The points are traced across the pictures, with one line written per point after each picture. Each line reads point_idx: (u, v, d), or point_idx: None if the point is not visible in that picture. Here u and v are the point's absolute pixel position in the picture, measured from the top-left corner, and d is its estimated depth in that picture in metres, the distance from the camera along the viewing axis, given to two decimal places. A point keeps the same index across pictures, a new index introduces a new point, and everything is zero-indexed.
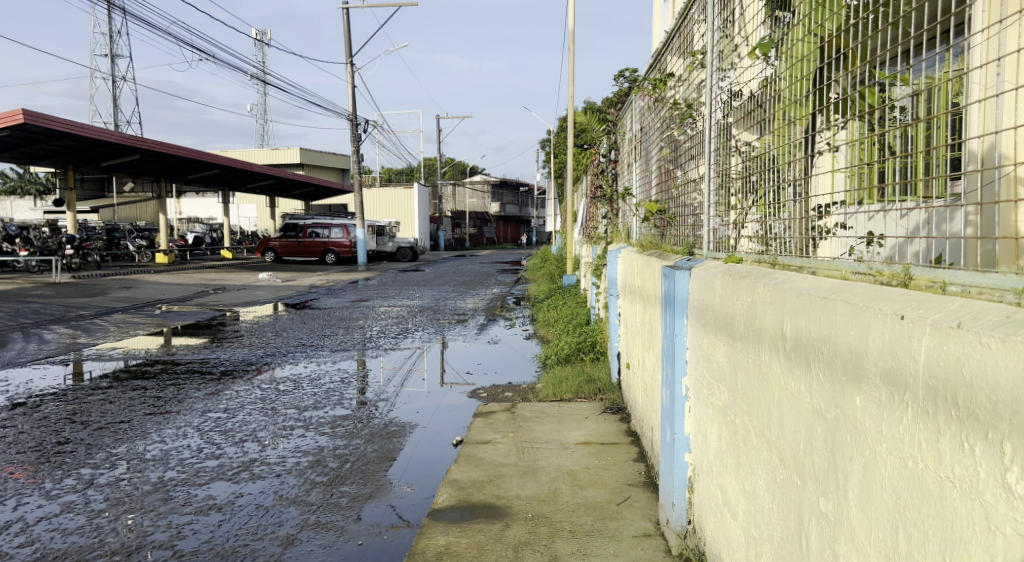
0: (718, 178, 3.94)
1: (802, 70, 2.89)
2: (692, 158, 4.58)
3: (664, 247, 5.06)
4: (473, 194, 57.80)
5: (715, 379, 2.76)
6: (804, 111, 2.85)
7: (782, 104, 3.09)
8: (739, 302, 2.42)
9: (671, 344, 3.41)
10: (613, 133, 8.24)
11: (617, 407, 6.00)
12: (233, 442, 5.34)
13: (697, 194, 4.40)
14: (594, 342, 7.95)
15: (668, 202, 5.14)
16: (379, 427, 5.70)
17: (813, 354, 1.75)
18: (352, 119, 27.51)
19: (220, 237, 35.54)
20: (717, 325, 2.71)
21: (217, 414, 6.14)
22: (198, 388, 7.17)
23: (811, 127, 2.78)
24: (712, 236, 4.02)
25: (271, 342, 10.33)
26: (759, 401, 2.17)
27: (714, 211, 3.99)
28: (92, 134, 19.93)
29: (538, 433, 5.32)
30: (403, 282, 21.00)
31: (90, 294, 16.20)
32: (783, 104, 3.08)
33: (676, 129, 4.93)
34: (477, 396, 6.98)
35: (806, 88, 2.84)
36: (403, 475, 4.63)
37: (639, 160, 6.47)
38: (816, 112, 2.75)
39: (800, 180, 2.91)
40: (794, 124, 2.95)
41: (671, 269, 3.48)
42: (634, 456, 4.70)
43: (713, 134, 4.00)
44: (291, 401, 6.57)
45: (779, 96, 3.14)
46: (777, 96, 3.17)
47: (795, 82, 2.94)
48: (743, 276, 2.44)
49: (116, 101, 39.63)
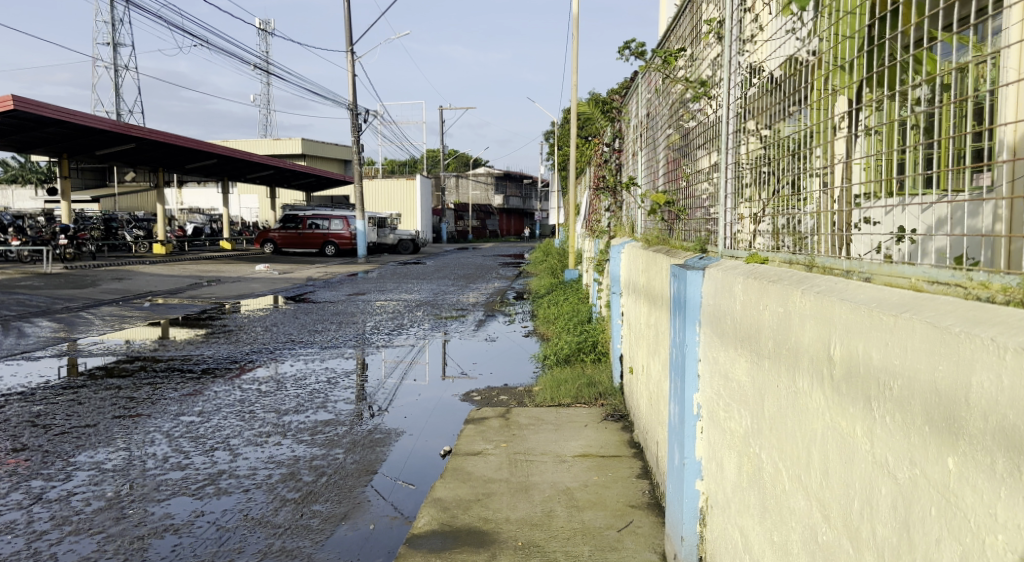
0: (736, 165, 3.49)
1: (852, 26, 2.38)
2: (705, 144, 4.12)
3: (672, 243, 4.62)
4: (475, 186, 57.29)
5: (731, 399, 2.37)
6: (849, 79, 2.36)
7: (816, 75, 2.62)
8: (765, 311, 2.01)
9: (679, 353, 2.98)
10: (617, 121, 7.79)
11: (619, 414, 5.58)
12: (203, 451, 4.94)
13: (710, 185, 3.96)
14: (595, 342, 7.52)
15: (677, 193, 4.69)
16: (362, 434, 5.28)
17: (877, 389, 1.34)
18: (353, 109, 27.05)
19: (220, 228, 35.16)
20: (735, 335, 2.32)
21: (190, 418, 5.75)
22: (175, 389, 6.78)
23: (850, 102, 2.35)
24: (729, 231, 3.57)
25: (259, 338, 9.94)
26: (794, 437, 1.77)
27: (731, 203, 3.54)
28: (84, 121, 19.51)
29: (533, 443, 4.91)
30: (403, 275, 20.56)
31: (80, 285, 15.78)
32: (816, 76, 2.61)
33: (688, 112, 4.47)
34: (471, 399, 6.56)
35: (852, 51, 2.35)
36: (383, 492, 4.22)
37: (645, 148, 6.02)
38: (858, 85, 2.30)
39: (830, 166, 2.49)
40: (830, 99, 2.49)
41: (681, 268, 3.04)
42: (636, 472, 4.28)
43: (731, 116, 3.55)
44: (270, 404, 6.17)
45: (812, 67, 2.68)
46: (811, 67, 2.70)
47: (838, 45, 2.46)
48: (768, 280, 2.03)
49: (116, 89, 39.20)
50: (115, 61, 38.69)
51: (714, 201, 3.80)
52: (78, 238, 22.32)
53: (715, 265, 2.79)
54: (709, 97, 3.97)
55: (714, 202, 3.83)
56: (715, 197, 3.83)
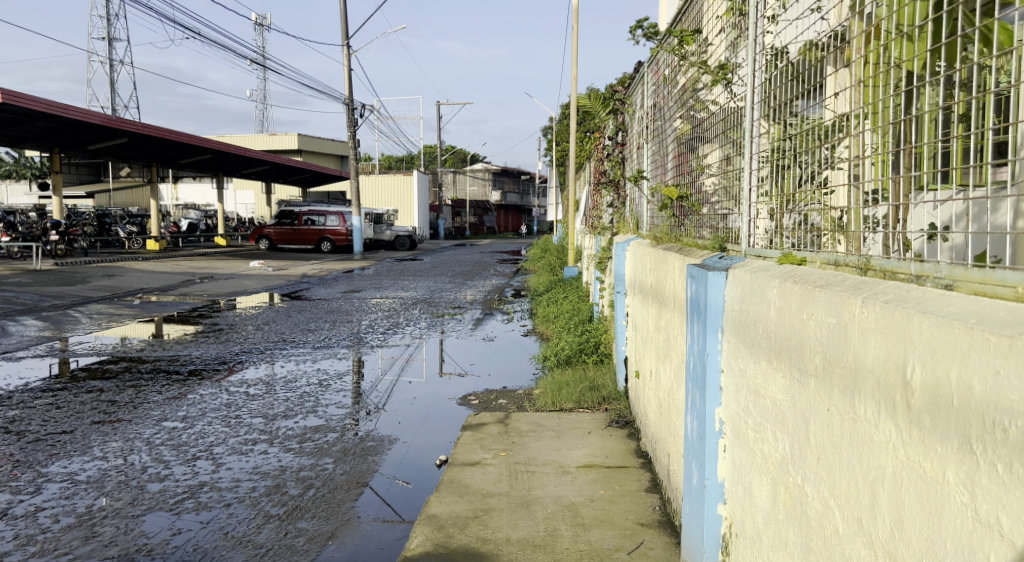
0: (762, 155, 3.18)
1: None
2: (723, 132, 3.83)
3: (684, 241, 4.33)
4: (473, 182, 56.95)
5: (761, 417, 2.10)
6: (913, 52, 2.05)
7: (867, 48, 2.31)
8: (809, 320, 1.74)
9: (698, 362, 2.70)
10: (620, 112, 7.51)
11: (625, 420, 5.31)
12: (184, 460, 4.66)
13: (730, 176, 3.65)
14: (597, 343, 7.25)
15: (690, 187, 4.40)
16: (353, 442, 5.00)
17: (986, 428, 1.12)
18: (349, 103, 26.73)
19: (214, 224, 34.81)
20: (767, 347, 2.05)
21: (173, 424, 5.47)
22: (159, 392, 6.49)
23: (912, 77, 2.05)
24: (752, 227, 3.27)
25: (250, 337, 9.65)
26: (850, 474, 1.51)
27: (755, 197, 3.23)
28: (75, 115, 19.17)
29: (534, 452, 4.64)
30: (399, 272, 20.26)
31: (69, 282, 15.45)
32: (868, 50, 2.30)
33: (703, 99, 4.16)
34: (469, 403, 6.28)
35: (915, 17, 2.06)
36: (375, 507, 3.95)
37: (651, 140, 5.74)
38: (925, 58, 2.00)
39: (879, 151, 2.21)
40: (886, 75, 2.19)
41: (699, 269, 2.76)
42: (646, 485, 4.00)
43: (756, 99, 3.24)
44: (258, 409, 5.89)
45: (862, 39, 2.36)
46: (861, 39, 2.38)
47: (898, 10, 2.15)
48: (813, 285, 1.77)
49: (110, 84, 38.84)
50: (110, 55, 38.32)
51: (736, 194, 3.49)
52: (69, 235, 21.97)
53: (738, 266, 2.52)
54: (729, 81, 3.66)
55: (735, 195, 3.51)
56: (736, 189, 3.52)
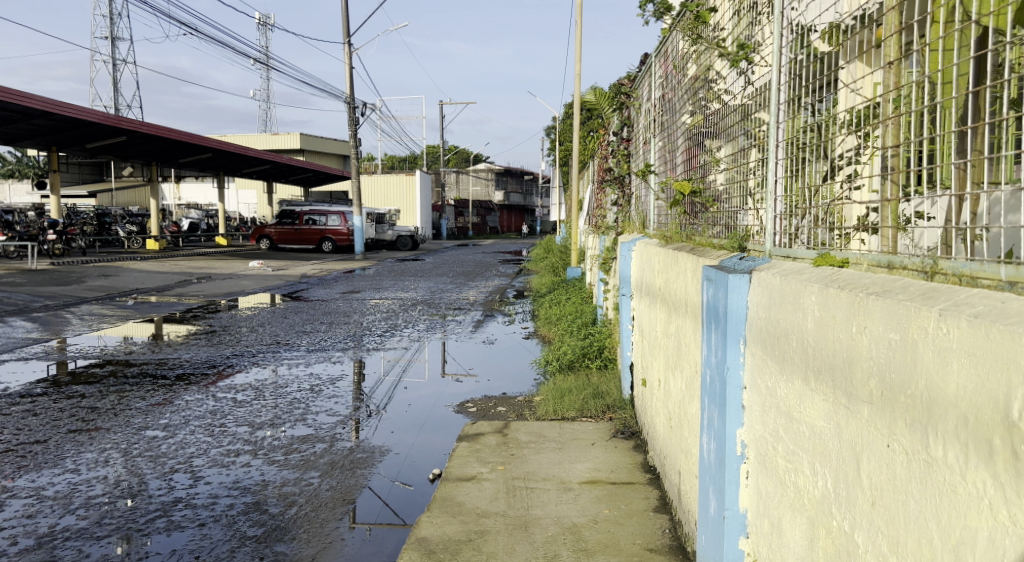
0: (787, 145, 2.85)
1: None
2: (741, 119, 3.51)
3: (696, 241, 4.00)
4: (476, 181, 56.73)
5: (793, 443, 1.82)
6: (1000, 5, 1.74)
7: (932, 7, 2.00)
8: (862, 335, 1.46)
9: (716, 377, 2.40)
10: (625, 107, 7.24)
11: (631, 430, 5.01)
12: (160, 474, 4.36)
13: (749, 168, 3.32)
14: (601, 347, 6.96)
15: (705, 181, 4.06)
16: (342, 453, 4.71)
17: None
18: (350, 102, 26.47)
19: (215, 223, 34.57)
20: (803, 363, 1.75)
21: (154, 433, 5.17)
22: (143, 398, 6.20)
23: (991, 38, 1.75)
24: (778, 223, 2.93)
25: (243, 339, 9.35)
26: (925, 529, 1.25)
27: (780, 190, 2.90)
28: (72, 113, 18.90)
29: (534, 466, 4.34)
30: (400, 272, 19.98)
31: (64, 282, 15.19)
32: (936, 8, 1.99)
33: (722, 83, 3.84)
34: (466, 411, 5.96)
35: None
36: (362, 527, 3.66)
37: (659, 134, 5.46)
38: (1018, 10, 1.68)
39: (941, 126, 1.92)
40: (960, 38, 1.88)
41: (717, 271, 2.46)
42: (653, 505, 3.70)
43: (783, 78, 2.90)
44: (244, 417, 5.59)
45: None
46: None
47: None
48: (862, 293, 1.50)
49: (114, 83, 38.73)
50: (113, 55, 38.21)
51: (758, 185, 3.14)
52: (67, 234, 21.72)
53: (764, 268, 2.22)
54: (752, 62, 3.33)
55: (757, 188, 3.17)
56: (758, 182, 3.17)
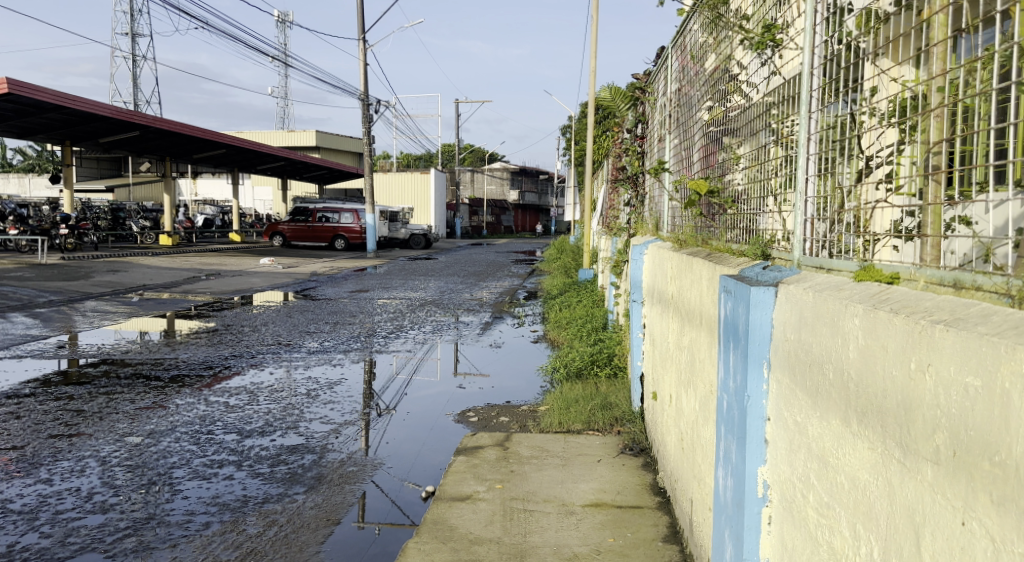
0: (818, 139, 2.52)
1: None
2: (766, 110, 3.17)
3: (713, 246, 3.67)
4: (490, 180, 56.37)
5: (829, 494, 1.53)
6: None
7: None
8: (926, 374, 1.18)
9: (734, 404, 2.09)
10: (640, 103, 6.94)
11: (640, 446, 4.70)
12: (137, 486, 4.07)
13: (775, 167, 2.98)
14: (610, 355, 6.65)
15: (725, 179, 3.71)
16: (331, 466, 4.43)
17: None
18: (364, 99, 26.25)
19: (229, 220, 34.45)
20: (844, 399, 1.45)
21: (137, 439, 4.90)
22: (132, 400, 5.93)
23: None
24: (809, 228, 2.57)
25: (244, 339, 9.09)
26: None
27: (812, 190, 2.55)
28: (85, 106, 18.74)
29: (535, 485, 4.04)
30: (411, 271, 19.72)
31: (71, 277, 15.00)
32: None
33: (746, 70, 3.51)
34: (466, 421, 5.66)
35: None
36: (370, 527, 3.68)
37: (675, 129, 5.13)
38: None
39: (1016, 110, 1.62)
40: None
41: (737, 283, 2.15)
42: (663, 533, 3.40)
43: (818, 61, 2.55)
44: (233, 423, 5.31)
45: None
46: None
47: None
48: (927, 321, 1.21)
49: (132, 79, 38.73)
50: (132, 51, 38.21)
51: (787, 183, 2.79)
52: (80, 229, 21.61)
53: (793, 281, 1.91)
54: (780, 45, 2.99)
55: (785, 188, 2.82)
56: (786, 181, 2.83)
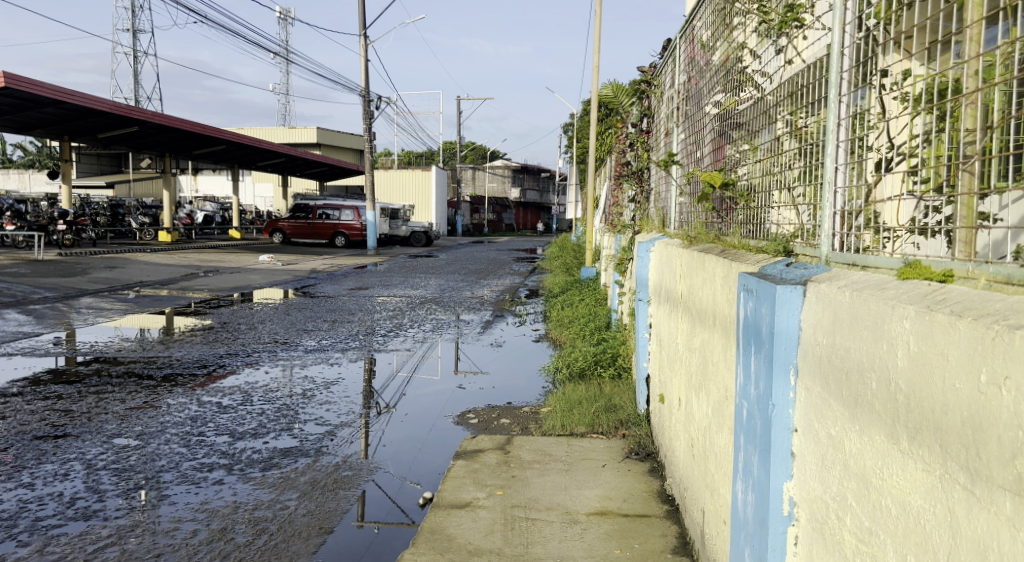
0: (848, 124, 2.30)
1: None
2: (784, 97, 2.99)
3: (727, 243, 3.50)
4: (492, 178, 56.18)
5: (867, 518, 1.38)
6: None
7: None
8: (1001, 389, 1.05)
9: (757, 413, 1.93)
10: (646, 96, 6.76)
11: (646, 450, 4.54)
12: (122, 491, 3.90)
13: (795, 158, 2.79)
14: (614, 355, 6.49)
15: (741, 172, 3.51)
16: (325, 470, 4.26)
17: None
18: (365, 95, 26.07)
19: (229, 217, 34.28)
20: (889, 412, 1.30)
21: (126, 441, 4.73)
22: (122, 399, 5.77)
23: None
24: (839, 221, 2.35)
25: (240, 336, 8.93)
26: None
27: (843, 179, 2.33)
28: (82, 101, 18.54)
29: (537, 492, 3.87)
30: (412, 269, 19.56)
31: (68, 273, 14.83)
32: None
33: (762, 56, 3.33)
34: (466, 422, 5.50)
35: None
36: (369, 526, 3.62)
37: (684, 122, 4.96)
38: None
39: None
40: None
41: (758, 281, 1.98)
42: (672, 544, 3.24)
43: (848, 40, 2.33)
44: (225, 425, 5.15)
45: None
46: None
47: None
48: (999, 326, 1.07)
49: (133, 75, 38.54)
50: (133, 47, 38.03)
51: (813, 173, 2.57)
52: (78, 225, 21.42)
53: (825, 280, 1.73)
54: (803, 25, 2.79)
55: (807, 179, 2.64)
56: (808, 173, 2.64)
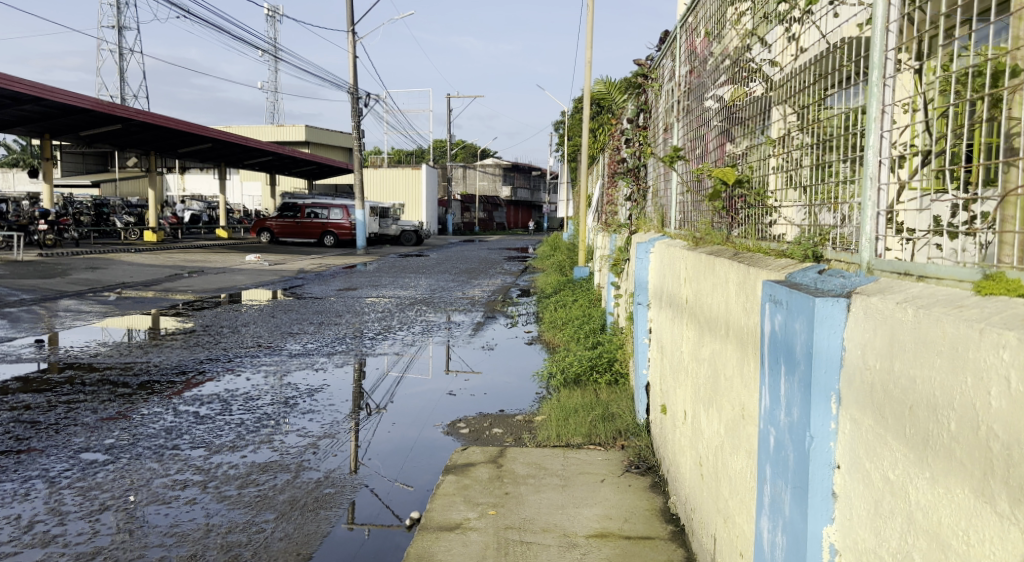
0: (897, 110, 1.98)
1: None
2: (801, 83, 2.74)
3: (739, 244, 3.26)
4: (482, 177, 55.83)
5: None
6: None
7: None
8: None
9: (790, 442, 1.74)
10: (643, 91, 6.50)
11: (646, 462, 4.30)
12: (85, 513, 3.62)
13: (819, 149, 2.51)
14: (611, 360, 6.23)
15: (753, 167, 3.25)
16: (306, 487, 4.00)
17: None
18: (354, 93, 25.75)
19: (216, 216, 33.86)
20: (980, 463, 1.18)
21: (94, 456, 4.45)
22: (94, 409, 5.48)
23: None
24: (882, 222, 2.02)
25: (222, 340, 8.64)
26: None
27: (888, 175, 2.00)
28: (63, 99, 18.11)
29: (532, 511, 3.61)
30: (402, 268, 19.27)
31: (47, 274, 14.46)
32: None
33: (773, 43, 3.07)
34: (457, 432, 5.23)
35: None
36: (359, 528, 3.57)
37: (685, 116, 4.71)
38: None
39: None
40: None
41: (790, 293, 1.77)
42: None
43: (896, 13, 1.99)
44: (202, 437, 4.87)
45: None
46: None
47: None
48: None
49: (119, 73, 38.04)
50: (120, 44, 37.56)
51: (849, 170, 2.28)
52: (60, 225, 21.01)
53: (891, 299, 1.46)
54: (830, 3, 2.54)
55: (833, 172, 2.37)
56: (830, 168, 2.41)
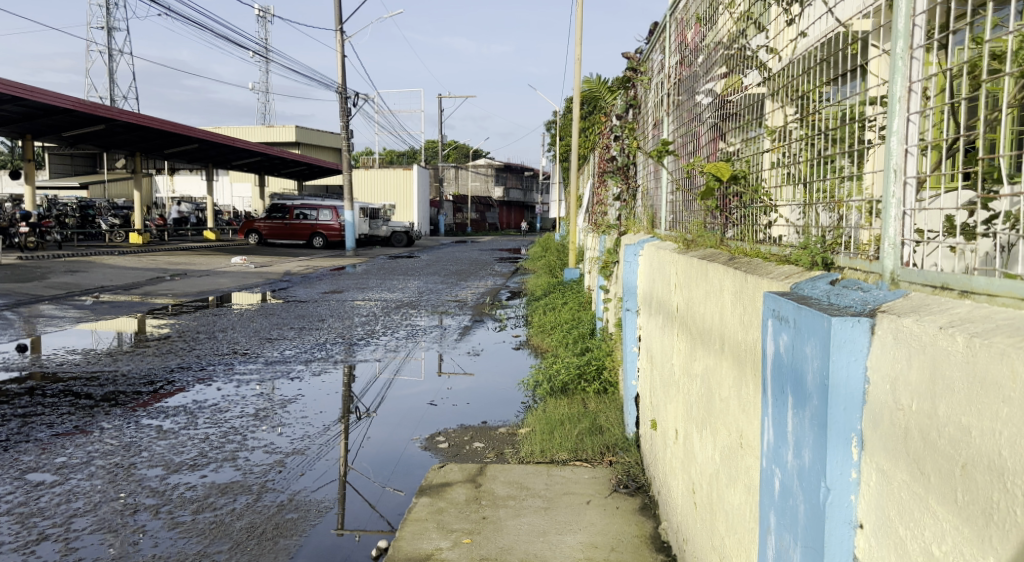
0: (923, 90, 1.68)
1: None
2: (801, 70, 2.43)
3: (735, 247, 2.97)
4: (475, 177, 55.36)
5: None
6: None
7: None
8: None
9: (802, 492, 1.52)
10: (632, 85, 6.17)
11: (636, 481, 4.00)
12: (19, 545, 3.30)
13: (820, 142, 2.22)
14: (600, 368, 5.92)
15: (751, 162, 2.96)
16: (267, 512, 3.69)
17: None
18: (342, 92, 25.39)
19: (205, 218, 33.42)
20: None
21: (43, 477, 4.13)
22: (49, 424, 5.15)
23: None
24: (908, 224, 1.72)
25: (196, 347, 8.30)
26: None
27: (914, 165, 1.70)
28: (44, 98, 17.69)
29: (511, 539, 3.32)
30: (391, 271, 18.92)
31: (25, 278, 14.05)
32: None
33: (770, 25, 2.76)
34: (435, 447, 4.92)
35: None
36: (349, 533, 3.55)
37: (676, 109, 4.40)
38: None
39: None
40: None
41: (797, 312, 1.54)
42: None
43: None
44: (162, 454, 4.56)
45: None
46: None
47: None
48: None
49: (108, 74, 37.58)
50: (108, 45, 37.09)
51: (854, 167, 2.00)
52: (43, 227, 20.58)
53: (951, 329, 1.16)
54: None
55: (837, 167, 2.10)
56: (834, 164, 2.13)
